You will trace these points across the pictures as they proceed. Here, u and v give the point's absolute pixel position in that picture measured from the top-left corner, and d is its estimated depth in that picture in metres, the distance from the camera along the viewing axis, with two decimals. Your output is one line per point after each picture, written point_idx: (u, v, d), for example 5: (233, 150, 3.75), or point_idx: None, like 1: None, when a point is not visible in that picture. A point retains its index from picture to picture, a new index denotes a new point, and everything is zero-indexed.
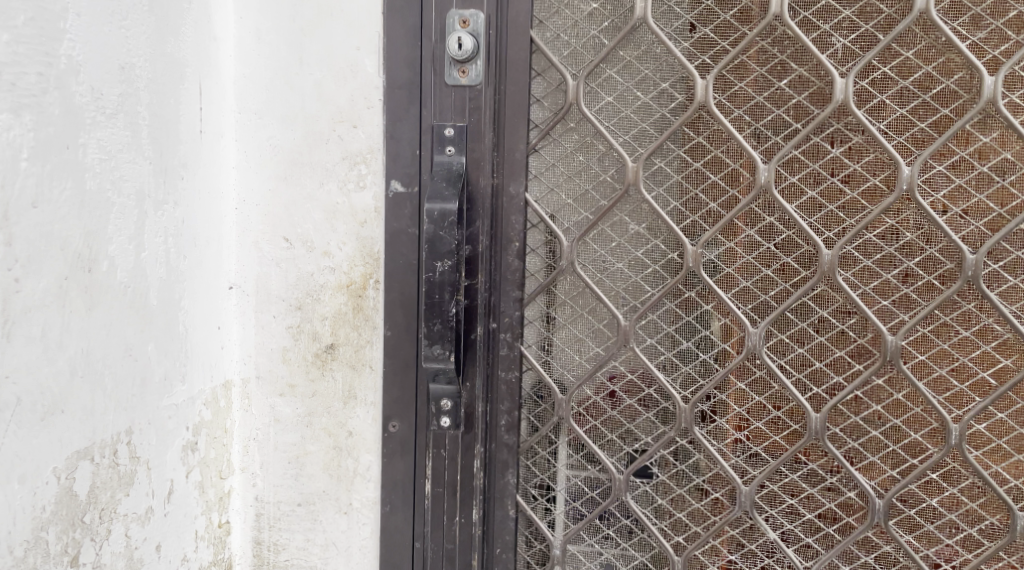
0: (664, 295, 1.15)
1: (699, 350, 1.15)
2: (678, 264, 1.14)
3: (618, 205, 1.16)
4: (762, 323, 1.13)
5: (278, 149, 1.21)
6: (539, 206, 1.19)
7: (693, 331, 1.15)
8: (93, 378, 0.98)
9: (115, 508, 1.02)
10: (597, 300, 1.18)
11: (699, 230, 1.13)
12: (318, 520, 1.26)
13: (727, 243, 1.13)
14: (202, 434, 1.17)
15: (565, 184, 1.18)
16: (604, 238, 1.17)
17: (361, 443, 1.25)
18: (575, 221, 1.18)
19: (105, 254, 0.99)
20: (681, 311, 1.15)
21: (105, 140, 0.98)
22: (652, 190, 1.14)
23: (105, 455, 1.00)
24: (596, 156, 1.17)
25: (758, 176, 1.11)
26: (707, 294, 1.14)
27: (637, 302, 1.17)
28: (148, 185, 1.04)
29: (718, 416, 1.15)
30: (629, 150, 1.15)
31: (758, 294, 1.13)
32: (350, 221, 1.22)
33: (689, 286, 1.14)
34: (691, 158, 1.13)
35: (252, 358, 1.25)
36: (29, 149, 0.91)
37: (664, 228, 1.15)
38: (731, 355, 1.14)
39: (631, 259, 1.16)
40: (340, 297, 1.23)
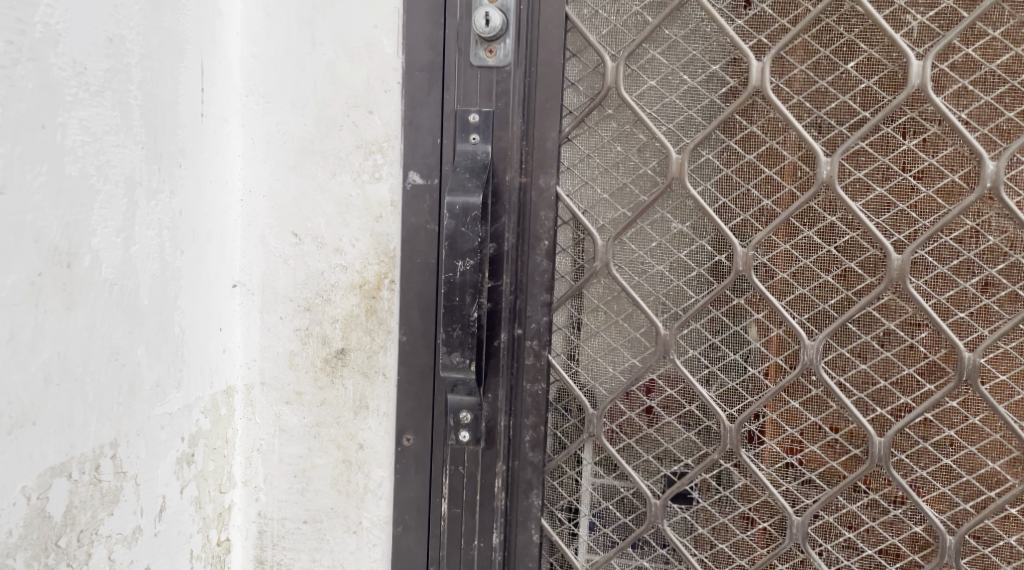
0: (709, 302, 1.04)
1: (748, 364, 1.03)
2: (726, 267, 1.03)
3: (659, 201, 1.05)
4: (820, 335, 1.01)
5: (287, 135, 1.12)
6: (572, 202, 1.08)
7: (741, 342, 1.03)
8: (71, 384, 0.87)
9: (97, 529, 0.91)
10: (633, 306, 1.07)
11: (750, 229, 1.02)
12: (325, 539, 1.18)
13: (781, 246, 1.01)
14: (199, 446, 1.10)
15: (601, 177, 1.07)
16: (642, 237, 1.06)
17: (373, 456, 1.16)
18: (611, 218, 1.07)
19: (88, 247, 0.88)
20: (725, 320, 1.04)
21: (88, 120, 0.87)
22: (698, 184, 1.03)
23: (85, 471, 0.89)
24: (635, 146, 1.05)
25: (819, 171, 0.99)
26: (758, 300, 1.02)
27: (678, 308, 1.05)
28: (140, 171, 0.94)
29: (767, 438, 1.04)
30: (673, 140, 1.03)
31: (815, 302, 1.01)
32: (364, 216, 1.12)
33: (737, 292, 1.03)
34: (743, 149, 1.01)
35: (257, 362, 1.17)
36: None
37: (710, 227, 1.03)
38: (783, 370, 1.02)
39: (673, 262, 1.05)
40: (352, 299, 1.14)
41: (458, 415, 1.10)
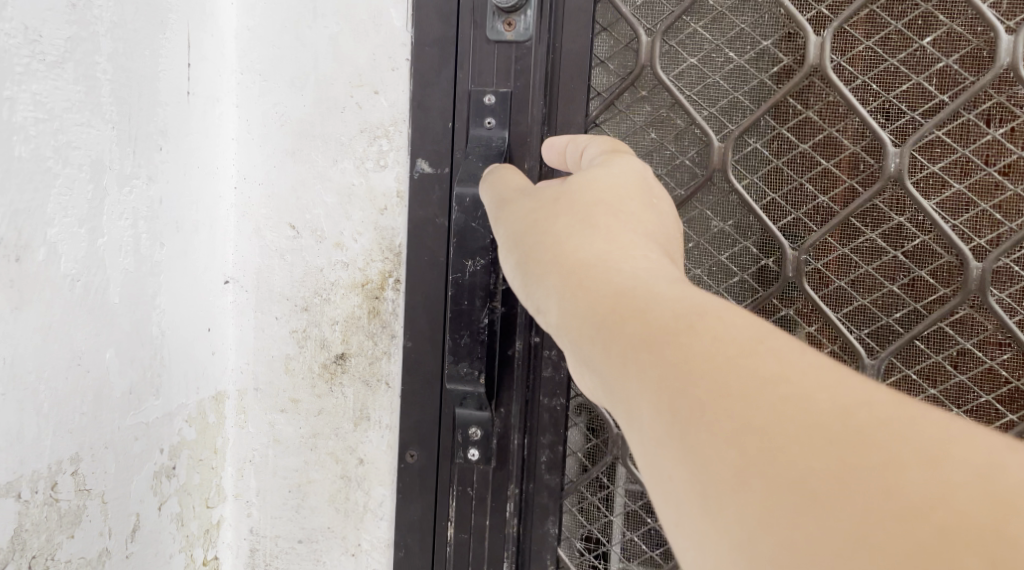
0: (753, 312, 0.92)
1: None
2: (774, 272, 0.91)
3: (697, 196, 0.92)
4: (882, 354, 0.88)
5: (284, 117, 1.01)
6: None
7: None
8: (20, 394, 0.76)
9: (53, 554, 0.81)
10: None
11: (803, 229, 0.89)
12: (321, 561, 1.09)
13: (838, 250, 0.89)
14: (182, 457, 1.00)
15: None
16: None
17: (374, 473, 1.06)
18: None
19: (43, 238, 0.77)
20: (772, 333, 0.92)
21: (43, 95, 0.76)
22: (744, 177, 0.91)
23: (39, 489, 0.79)
24: (673, 133, 0.93)
25: (886, 164, 0.86)
26: (810, 311, 0.90)
27: None
28: (110, 154, 0.84)
29: None
30: (715, 127, 0.91)
31: (878, 315, 0.88)
32: (367, 207, 1.02)
33: (786, 301, 0.91)
34: (797, 138, 0.89)
35: (251, 366, 1.07)
36: None
37: (755, 226, 0.91)
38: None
39: (712, 267, 0.93)
40: (353, 299, 1.04)
41: (467, 431, 1.01)
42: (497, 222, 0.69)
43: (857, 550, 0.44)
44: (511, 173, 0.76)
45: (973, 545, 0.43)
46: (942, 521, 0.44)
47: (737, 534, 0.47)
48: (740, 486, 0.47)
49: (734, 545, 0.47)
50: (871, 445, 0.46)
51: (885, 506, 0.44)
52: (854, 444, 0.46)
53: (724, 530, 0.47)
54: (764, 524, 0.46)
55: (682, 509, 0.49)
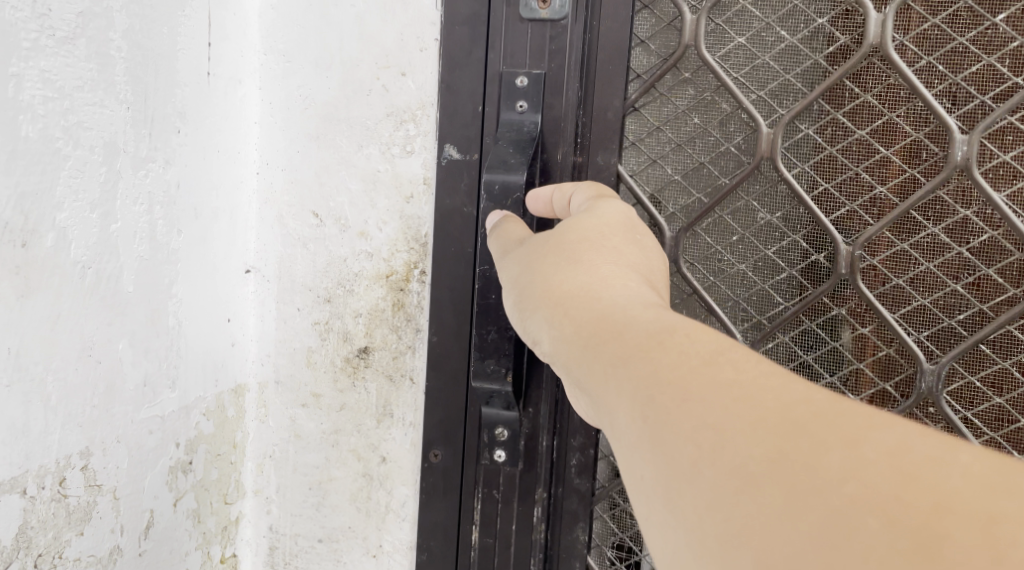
0: (802, 312, 0.88)
1: (847, 387, 0.87)
2: (827, 269, 0.86)
3: (741, 185, 0.88)
4: (943, 359, 0.84)
5: (308, 100, 0.98)
6: (634, 183, 0.92)
7: (841, 364, 0.87)
8: (26, 386, 0.73)
9: (62, 553, 0.78)
10: (706, 312, 0.91)
11: (858, 224, 0.85)
12: (342, 561, 1.07)
13: (897, 245, 0.84)
14: (199, 452, 0.97)
15: (674, 155, 0.90)
16: (722, 229, 0.90)
17: (397, 472, 1.04)
18: (684, 205, 0.91)
19: (52, 224, 0.73)
20: (821, 335, 0.87)
21: (51, 72, 0.72)
22: (794, 167, 0.86)
23: (47, 485, 0.76)
24: (718, 118, 0.88)
25: (953, 153, 0.81)
26: (864, 310, 0.86)
27: (762, 317, 0.89)
28: (123, 136, 0.80)
29: None
30: (763, 113, 0.87)
31: (939, 317, 0.84)
32: (392, 195, 0.98)
33: (837, 301, 0.86)
34: (852, 124, 0.84)
35: (273, 357, 1.04)
36: None
37: (803, 218, 0.87)
38: (894, 400, 0.86)
39: (757, 263, 0.89)
40: (377, 291, 1.01)
41: (493, 431, 1.00)
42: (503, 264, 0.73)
43: (783, 531, 0.45)
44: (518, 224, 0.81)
45: (890, 521, 0.43)
46: (866, 500, 0.44)
47: (683, 522, 0.48)
48: (688, 476, 0.48)
49: (683, 533, 0.48)
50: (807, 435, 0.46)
51: (815, 489, 0.45)
52: (788, 434, 0.46)
53: (676, 520, 0.48)
54: (707, 508, 0.47)
55: (644, 504, 0.50)
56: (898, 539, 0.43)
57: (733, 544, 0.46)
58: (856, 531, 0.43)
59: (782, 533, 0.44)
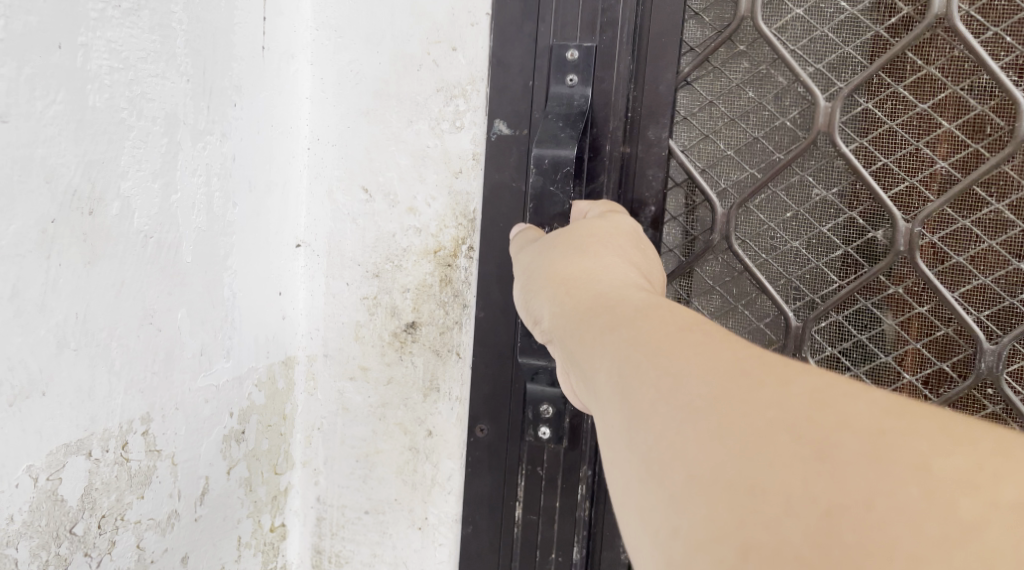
0: (858, 291, 0.90)
1: (904, 366, 0.89)
2: (884, 245, 0.89)
3: (796, 161, 0.90)
4: (1005, 339, 0.86)
5: (361, 76, 0.99)
6: (686, 158, 0.94)
7: (895, 345, 0.89)
8: (92, 350, 0.73)
9: (124, 514, 0.80)
10: (757, 290, 0.93)
11: (918, 201, 0.87)
12: (387, 533, 1.08)
13: (958, 222, 0.86)
14: (251, 422, 0.99)
15: (726, 129, 0.93)
16: (777, 205, 0.92)
17: (443, 445, 1.05)
18: (735, 179, 0.93)
19: (117, 192, 0.74)
20: (873, 312, 0.90)
21: (117, 42, 0.73)
22: (853, 142, 0.88)
23: (110, 448, 0.77)
24: (778, 91, 0.90)
25: (1019, 128, 0.82)
26: (921, 289, 0.88)
27: (814, 295, 0.92)
28: (183, 108, 0.81)
29: None
30: (819, 87, 0.88)
31: (1001, 296, 0.86)
32: (442, 170, 0.99)
33: (895, 279, 0.88)
34: (915, 98, 0.85)
35: (321, 331, 1.06)
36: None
37: (862, 193, 0.88)
38: (951, 378, 0.88)
39: (812, 240, 0.91)
40: (426, 266, 1.02)
41: (538, 408, 1.02)
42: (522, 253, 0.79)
43: (705, 443, 0.49)
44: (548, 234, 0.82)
45: (801, 437, 0.48)
46: (783, 421, 0.48)
47: (625, 440, 0.53)
48: (635, 403, 0.52)
49: (628, 454, 0.52)
50: (740, 372, 0.51)
51: (741, 411, 0.49)
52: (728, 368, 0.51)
53: (628, 452, 0.52)
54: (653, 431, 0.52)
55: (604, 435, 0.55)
56: (805, 452, 0.47)
57: (664, 458, 0.50)
58: (769, 443, 0.48)
59: (715, 453, 0.49)
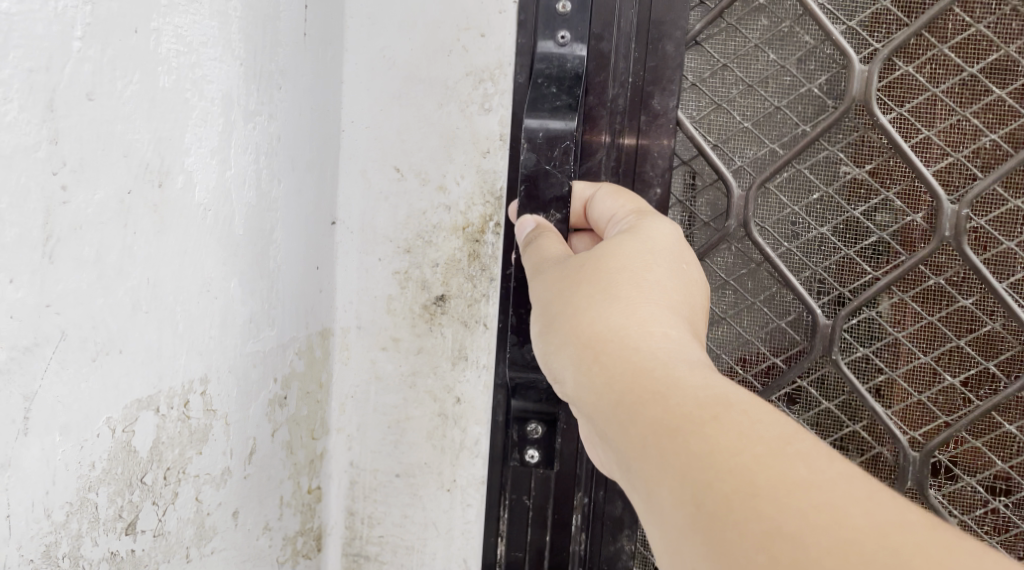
0: (894, 283, 0.97)
1: (947, 361, 0.97)
2: (922, 230, 0.96)
3: (824, 135, 0.98)
4: None
5: (393, 61, 1.05)
6: (695, 129, 1.01)
7: (935, 347, 0.97)
8: (160, 312, 0.79)
9: (185, 467, 0.86)
10: (780, 280, 1.01)
11: (959, 180, 0.95)
12: (418, 495, 1.15)
13: (1007, 203, 0.94)
14: (293, 388, 1.05)
15: (741, 98, 0.99)
16: (796, 185, 0.99)
17: (471, 412, 1.12)
18: (753, 154, 1.00)
19: (181, 167, 0.80)
20: (904, 302, 0.98)
21: (183, 28, 0.78)
22: (889, 112, 0.95)
23: (174, 406, 0.83)
24: (802, 50, 0.97)
25: None
26: (961, 280, 0.96)
27: (844, 288, 0.99)
28: (238, 90, 0.87)
29: (957, 467, 0.98)
30: (832, 56, 0.96)
31: None
32: (470, 151, 1.06)
33: (936, 271, 0.96)
34: (961, 62, 0.93)
35: (354, 305, 1.12)
36: (85, 26, 0.67)
37: (895, 176, 0.96)
38: (992, 377, 0.96)
39: (844, 223, 0.98)
40: (455, 242, 1.08)
41: (526, 428, 1.05)
42: (535, 283, 0.77)
43: None
44: (549, 242, 0.83)
45: None
46: None
47: None
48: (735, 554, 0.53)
49: None
50: (770, 461, 0.54)
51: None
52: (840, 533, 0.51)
53: None
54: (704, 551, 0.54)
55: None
56: None
57: None
58: None
59: None
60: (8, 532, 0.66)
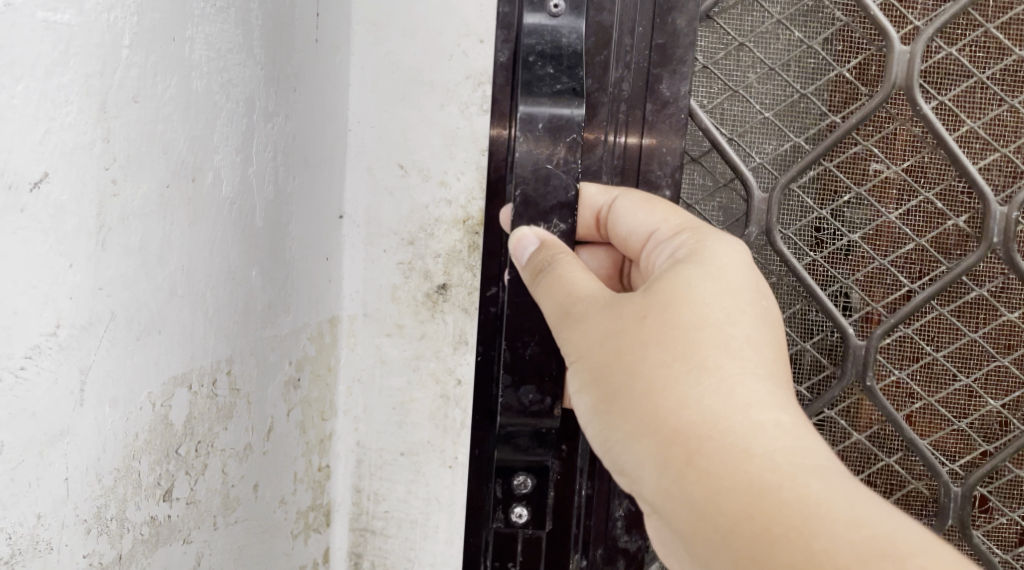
0: (932, 290, 1.06)
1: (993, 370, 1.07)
2: (960, 237, 1.05)
3: (857, 129, 1.05)
4: None
5: (397, 65, 1.13)
6: (707, 119, 1.06)
7: (971, 363, 1.07)
8: (193, 297, 0.86)
9: (212, 441, 0.93)
10: (810, 289, 1.07)
11: (997, 178, 1.04)
12: (421, 472, 1.22)
13: None
14: (305, 371, 1.12)
15: (761, 82, 1.05)
16: (818, 183, 1.06)
17: (471, 392, 1.20)
18: (774, 147, 1.06)
19: (211, 164, 0.87)
20: (940, 288, 1.05)
21: (213, 36, 0.86)
22: (930, 99, 1.03)
23: (205, 383, 0.90)
24: (830, 27, 1.04)
25: None
26: (1001, 291, 1.06)
27: (877, 292, 1.06)
28: (259, 93, 0.95)
29: (993, 478, 1.08)
30: (868, 38, 1.03)
31: None
32: (470, 149, 1.14)
33: (977, 279, 1.05)
34: (1010, 45, 1.02)
35: (360, 294, 1.19)
36: (132, 35, 0.74)
37: (931, 176, 1.05)
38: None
39: (879, 224, 1.05)
40: (456, 234, 1.16)
41: (514, 480, 0.97)
42: (579, 336, 0.78)
43: None
44: (572, 272, 0.82)
45: None
46: None
47: None
48: None
49: None
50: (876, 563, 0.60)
51: None
52: None
53: None
54: None
55: None
56: None
57: None
58: None
59: None
60: (66, 492, 0.72)
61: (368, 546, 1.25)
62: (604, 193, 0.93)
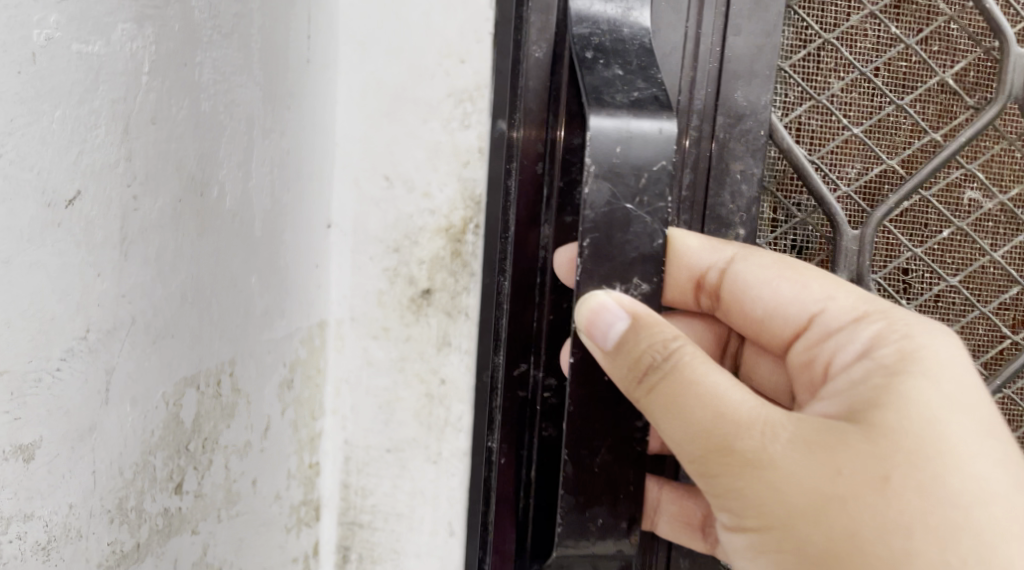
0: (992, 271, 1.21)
1: None
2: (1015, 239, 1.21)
3: (966, 146, 1.18)
4: None
5: (383, 84, 1.20)
6: (784, 131, 1.17)
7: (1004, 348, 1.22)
8: (201, 304, 0.93)
9: (217, 438, 0.99)
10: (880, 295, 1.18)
11: None
12: (407, 467, 1.28)
13: None
14: (298, 372, 1.19)
15: (858, 90, 1.17)
16: (945, 197, 1.19)
17: (454, 391, 1.26)
18: (864, 157, 1.18)
19: (216, 179, 0.94)
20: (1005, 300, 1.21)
21: (219, 61, 0.92)
22: (981, 106, 1.17)
23: (210, 384, 0.96)
24: (934, 26, 1.17)
25: None
26: None
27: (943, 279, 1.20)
28: (258, 111, 1.01)
29: None
30: (970, 38, 1.17)
31: None
32: (452, 162, 1.21)
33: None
34: None
35: (348, 299, 1.26)
36: (151, 63, 0.81)
37: (998, 183, 1.19)
38: None
39: (941, 236, 1.20)
40: (439, 241, 1.23)
41: None
42: (682, 444, 0.93)
43: None
44: (686, 395, 0.92)
45: None
46: None
47: None
48: None
49: None
50: None
51: None
52: None
53: None
54: None
55: None
56: None
57: None
58: None
59: None
60: (94, 484, 0.79)
61: (356, 538, 1.31)
62: (713, 253, 1.11)
